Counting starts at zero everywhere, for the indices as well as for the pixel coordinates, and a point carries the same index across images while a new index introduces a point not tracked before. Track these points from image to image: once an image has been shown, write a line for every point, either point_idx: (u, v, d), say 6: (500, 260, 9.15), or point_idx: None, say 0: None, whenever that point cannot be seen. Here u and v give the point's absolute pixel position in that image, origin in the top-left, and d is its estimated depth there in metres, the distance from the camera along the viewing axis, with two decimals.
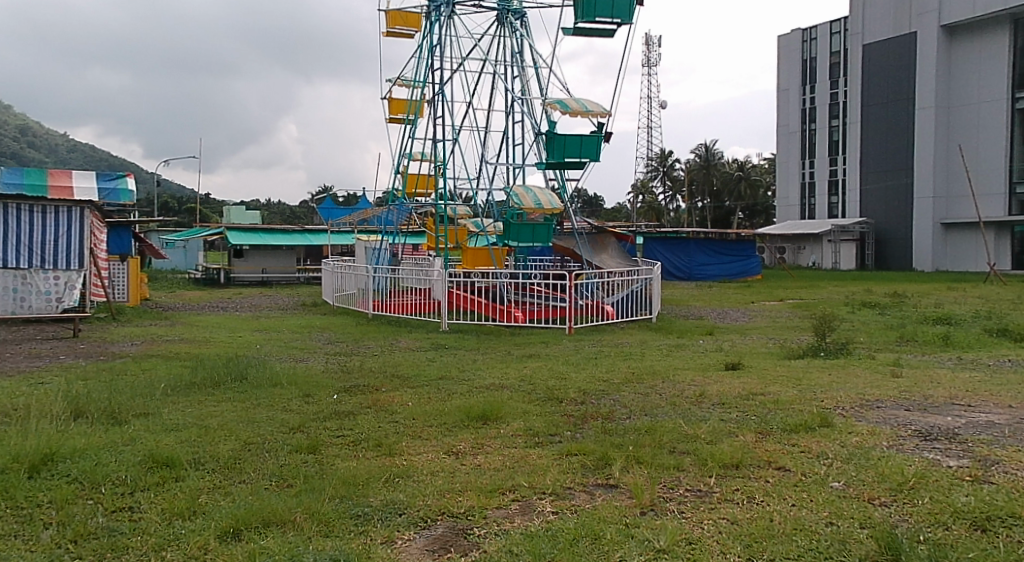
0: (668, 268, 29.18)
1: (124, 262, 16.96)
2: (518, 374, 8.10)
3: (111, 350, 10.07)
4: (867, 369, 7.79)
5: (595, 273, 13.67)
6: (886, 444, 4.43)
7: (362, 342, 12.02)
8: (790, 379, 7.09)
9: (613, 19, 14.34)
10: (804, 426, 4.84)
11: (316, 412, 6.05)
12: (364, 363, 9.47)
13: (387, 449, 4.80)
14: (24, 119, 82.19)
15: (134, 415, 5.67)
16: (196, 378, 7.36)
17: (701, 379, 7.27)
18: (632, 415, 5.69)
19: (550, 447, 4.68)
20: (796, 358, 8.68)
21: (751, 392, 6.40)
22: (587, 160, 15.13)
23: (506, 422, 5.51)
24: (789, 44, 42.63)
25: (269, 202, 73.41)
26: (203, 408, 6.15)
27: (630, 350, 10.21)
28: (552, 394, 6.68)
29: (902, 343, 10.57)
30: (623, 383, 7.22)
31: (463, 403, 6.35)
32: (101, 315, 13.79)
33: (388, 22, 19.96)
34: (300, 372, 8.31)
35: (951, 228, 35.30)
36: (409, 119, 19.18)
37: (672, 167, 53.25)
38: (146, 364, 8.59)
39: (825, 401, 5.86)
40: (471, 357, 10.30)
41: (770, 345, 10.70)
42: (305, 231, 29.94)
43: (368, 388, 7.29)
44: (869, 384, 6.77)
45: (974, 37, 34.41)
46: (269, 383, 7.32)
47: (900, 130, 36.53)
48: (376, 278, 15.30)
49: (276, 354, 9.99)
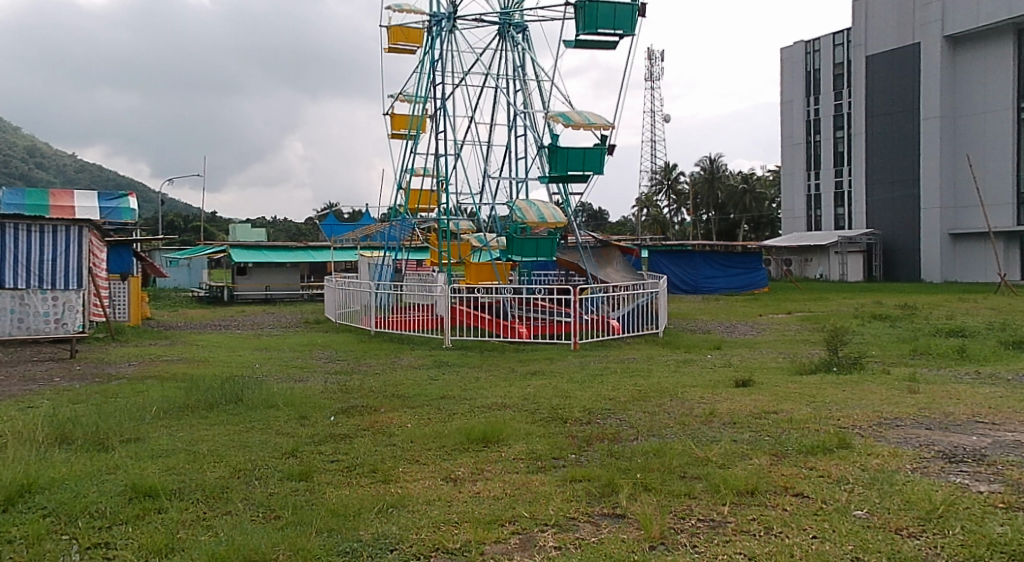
0: (673, 281, 28.93)
1: (124, 280, 16.84)
2: (521, 393, 7.85)
3: (108, 371, 9.88)
4: (882, 384, 7.52)
5: (601, 288, 13.44)
6: (909, 467, 4.18)
7: (363, 360, 11.80)
8: (802, 396, 6.84)
9: (614, 31, 14.22)
10: (821, 447, 4.60)
11: (310, 435, 5.84)
12: (364, 382, 9.25)
13: (383, 475, 4.59)
14: (32, 140, 83.05)
15: (122, 441, 5.48)
16: (189, 401, 7.13)
17: (709, 397, 7.04)
18: (639, 436, 5.47)
19: (554, 472, 4.44)
20: (808, 374, 8.43)
21: (764, 411, 6.16)
22: (590, 173, 14.97)
23: (507, 445, 5.29)
24: (792, 57, 42.54)
25: (275, 220, 73.62)
26: (195, 432, 5.94)
27: (636, 366, 9.97)
28: (556, 413, 6.48)
29: (915, 357, 10.31)
30: (630, 401, 6.99)
31: (464, 424, 6.13)
32: (101, 336, 13.62)
33: (389, 38, 19.94)
34: (298, 392, 8.07)
35: (959, 239, 35.02)
36: (411, 135, 19.10)
37: (677, 180, 53.88)
38: (141, 386, 8.37)
39: (841, 419, 5.62)
40: (474, 374, 10.06)
41: (781, 359, 10.44)
42: (308, 247, 29.89)
43: (366, 409, 7.05)
44: (886, 400, 6.51)
45: (979, 47, 34.19)
46: (265, 404, 7.10)
47: (905, 141, 36.32)
48: (378, 294, 15.17)
49: (276, 374, 9.78)
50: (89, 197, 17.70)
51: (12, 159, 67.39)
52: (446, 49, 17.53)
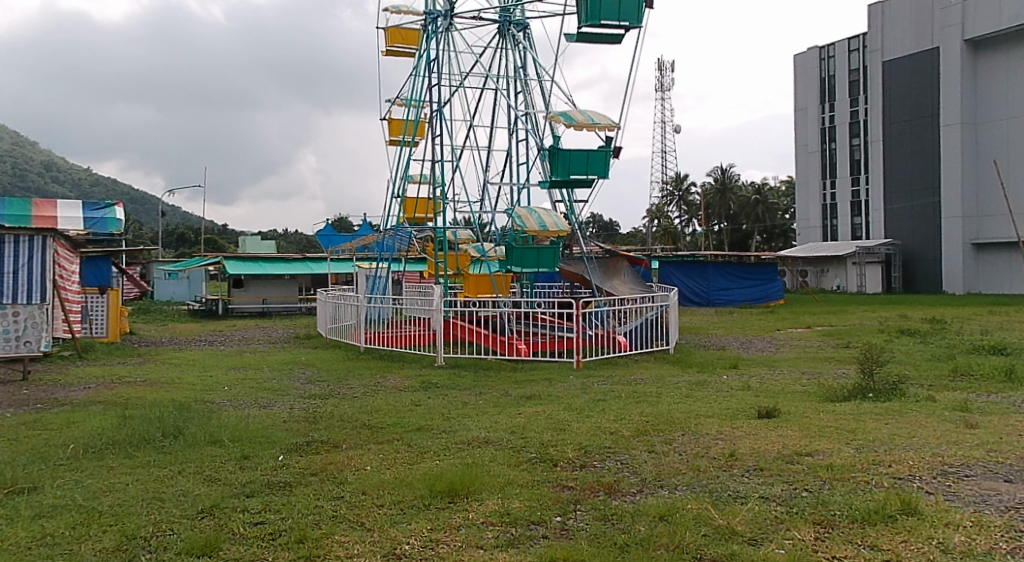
0: (684, 294, 27.93)
1: (103, 293, 15.91)
2: (511, 424, 6.79)
3: (55, 395, 8.85)
4: (931, 415, 6.42)
5: (607, 301, 12.37)
6: (1005, 550, 3.09)
7: (345, 381, 10.73)
8: (839, 431, 5.74)
9: (620, 22, 13.21)
10: (879, 514, 3.51)
11: (242, 483, 4.79)
12: (337, 409, 8.20)
13: (308, 548, 3.56)
14: (48, 156, 83.77)
15: (9, 493, 4.49)
16: (119, 435, 6.09)
17: (729, 432, 5.95)
18: (644, 487, 4.42)
19: (528, 549, 3.41)
20: (841, 402, 7.34)
21: (796, 452, 5.08)
22: (594, 178, 13.96)
23: (479, 500, 4.25)
24: (806, 63, 41.43)
25: (286, 233, 73.39)
26: (107, 479, 4.94)
27: (645, 389, 8.85)
28: (544, 454, 5.43)
29: (957, 379, 9.19)
30: (633, 436, 5.94)
31: (432, 468, 5.11)
32: (67, 353, 12.61)
33: (386, 40, 19.05)
34: (255, 423, 7.03)
35: (982, 249, 33.71)
36: (406, 140, 18.14)
37: (688, 190, 52.64)
38: (81, 414, 7.36)
39: (892, 466, 4.56)
40: (463, 398, 9.05)
41: (806, 381, 9.34)
42: (305, 259, 28.84)
43: (324, 446, 6.03)
44: (943, 439, 5.39)
45: (1000, 51, 32.96)
46: (208, 439, 6.10)
47: (925, 148, 35.12)
48: (370, 307, 14.22)
49: (241, 399, 8.73)
50: (73, 206, 16.23)
51: (26, 173, 67.40)
52: (442, 50, 16.63)
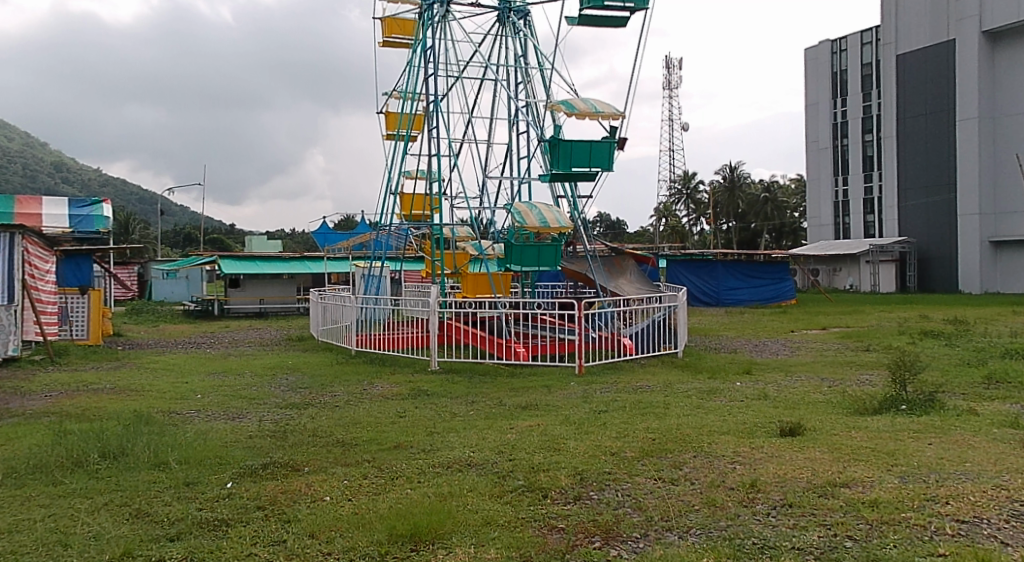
0: (695, 293, 27.26)
1: (85, 294, 15.12)
2: (498, 441, 6.01)
3: (9, 405, 8.13)
4: (979, 434, 5.60)
5: (612, 301, 11.53)
6: None
7: (328, 388, 9.98)
8: (877, 455, 4.93)
9: (624, 4, 12.43)
10: None
11: (171, 521, 4.04)
12: (312, 421, 7.41)
13: None
14: (60, 157, 83.97)
15: None
16: (46, 459, 5.29)
17: (747, 453, 5.17)
18: (650, 531, 3.64)
19: None
20: (871, 415, 6.56)
21: (828, 483, 4.28)
22: (597, 171, 13.16)
23: (446, 549, 3.47)
24: (818, 57, 40.56)
25: (295, 232, 73.22)
26: (11, 516, 4.16)
27: (651, 399, 8.05)
28: (532, 482, 4.64)
29: (993, 387, 8.36)
30: (638, 458, 5.17)
31: (399, 501, 4.34)
32: (38, 357, 11.87)
33: (382, 31, 18.32)
34: (212, 440, 6.27)
35: (1001, 247, 32.70)
36: (401, 134, 17.29)
37: (696, 189, 52.14)
38: (26, 428, 6.64)
39: (948, 504, 3.76)
40: (452, 407, 8.27)
41: (827, 389, 8.53)
42: (303, 257, 28.16)
43: (282, 469, 5.26)
44: (1001, 467, 4.56)
45: (1019, 43, 31.89)
46: (152, 462, 5.32)
47: (940, 143, 34.13)
48: (363, 307, 13.39)
49: (210, 410, 8.00)
50: (58, 203, 15.52)
51: (38, 174, 67.37)
52: (438, 38, 15.83)
